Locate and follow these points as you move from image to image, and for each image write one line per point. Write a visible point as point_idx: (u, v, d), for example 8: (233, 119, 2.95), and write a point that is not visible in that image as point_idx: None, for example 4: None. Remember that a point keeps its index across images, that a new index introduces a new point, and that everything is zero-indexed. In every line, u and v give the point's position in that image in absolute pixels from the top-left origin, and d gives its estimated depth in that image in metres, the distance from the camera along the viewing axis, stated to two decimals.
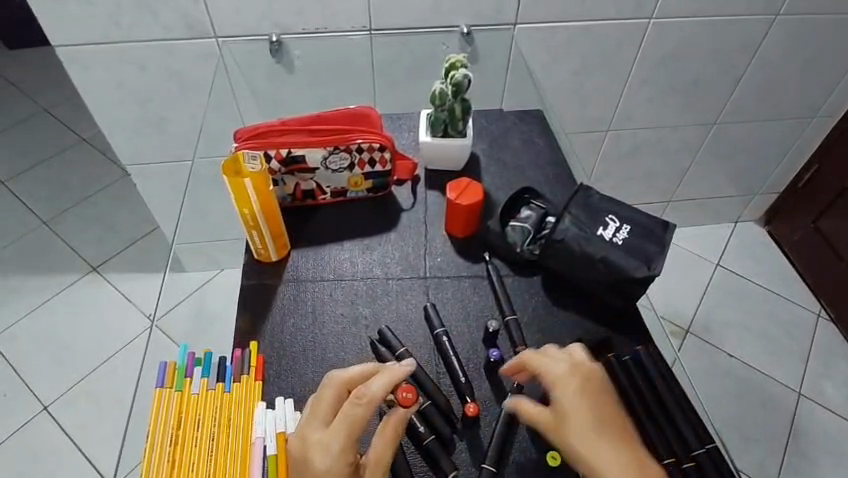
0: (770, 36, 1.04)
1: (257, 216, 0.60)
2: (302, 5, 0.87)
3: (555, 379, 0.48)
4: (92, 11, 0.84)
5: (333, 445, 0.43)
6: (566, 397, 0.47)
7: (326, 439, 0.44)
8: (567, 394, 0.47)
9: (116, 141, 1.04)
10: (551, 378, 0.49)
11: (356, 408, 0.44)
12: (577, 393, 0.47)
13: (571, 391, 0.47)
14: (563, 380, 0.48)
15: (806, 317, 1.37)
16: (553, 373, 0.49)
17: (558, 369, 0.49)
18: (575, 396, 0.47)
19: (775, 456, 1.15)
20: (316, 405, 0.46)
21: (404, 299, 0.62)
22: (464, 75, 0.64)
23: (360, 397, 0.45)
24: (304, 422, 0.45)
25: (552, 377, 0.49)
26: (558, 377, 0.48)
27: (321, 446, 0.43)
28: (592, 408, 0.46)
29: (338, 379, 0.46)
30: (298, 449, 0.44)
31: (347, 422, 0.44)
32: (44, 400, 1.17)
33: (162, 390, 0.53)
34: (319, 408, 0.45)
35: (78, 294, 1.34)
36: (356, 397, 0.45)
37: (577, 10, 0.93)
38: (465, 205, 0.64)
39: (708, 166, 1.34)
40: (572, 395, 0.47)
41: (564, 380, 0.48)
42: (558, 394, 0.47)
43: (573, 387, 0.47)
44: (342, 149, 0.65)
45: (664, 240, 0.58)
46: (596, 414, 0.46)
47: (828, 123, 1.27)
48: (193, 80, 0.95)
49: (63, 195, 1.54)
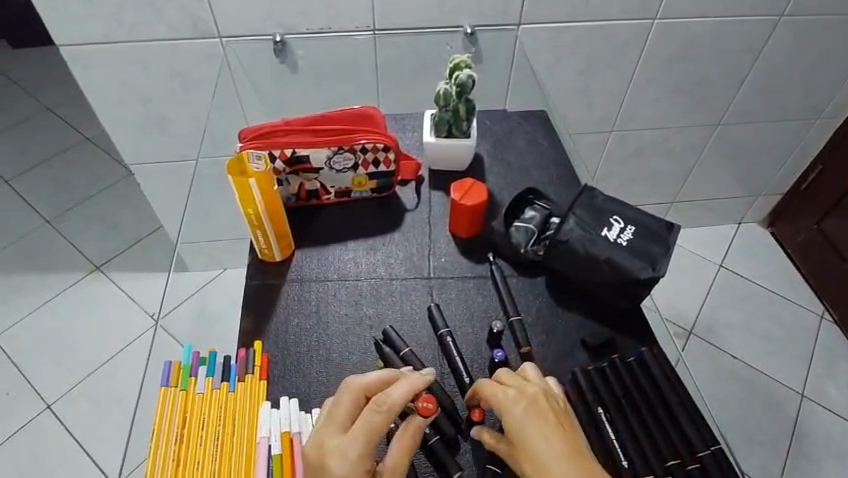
0: (774, 37, 1.04)
1: (261, 216, 0.60)
2: (306, 5, 0.87)
3: (502, 406, 0.46)
4: (96, 10, 0.84)
5: (351, 452, 0.43)
6: (512, 425, 0.45)
7: (344, 446, 0.43)
8: (512, 423, 0.45)
9: (120, 141, 1.04)
10: (498, 407, 0.46)
11: (376, 415, 0.44)
12: (523, 420, 0.44)
13: (517, 418, 0.45)
14: (507, 407, 0.46)
15: (809, 318, 1.37)
16: (500, 401, 0.47)
17: (502, 396, 0.47)
18: (520, 423, 0.44)
19: (778, 457, 1.15)
20: (334, 410, 0.45)
21: (408, 299, 0.62)
22: (468, 76, 0.64)
23: (380, 405, 0.44)
24: (322, 427, 0.45)
25: (499, 405, 0.46)
26: (504, 404, 0.46)
27: (339, 452, 0.43)
28: (538, 432, 0.43)
29: (356, 385, 0.46)
30: (313, 454, 0.44)
31: (366, 429, 0.43)
32: (47, 399, 1.18)
33: (167, 390, 0.53)
34: (337, 414, 0.45)
35: (81, 293, 1.35)
36: (375, 405, 0.44)
37: (581, 10, 0.93)
38: (469, 205, 0.64)
39: (712, 167, 1.34)
40: (517, 421, 0.45)
41: (509, 407, 0.46)
42: (508, 422, 0.45)
43: (518, 413, 0.45)
44: (346, 150, 0.65)
45: (669, 241, 0.58)
46: (543, 437, 0.43)
47: (832, 124, 1.27)
48: (197, 80, 0.95)
49: (66, 194, 1.54)
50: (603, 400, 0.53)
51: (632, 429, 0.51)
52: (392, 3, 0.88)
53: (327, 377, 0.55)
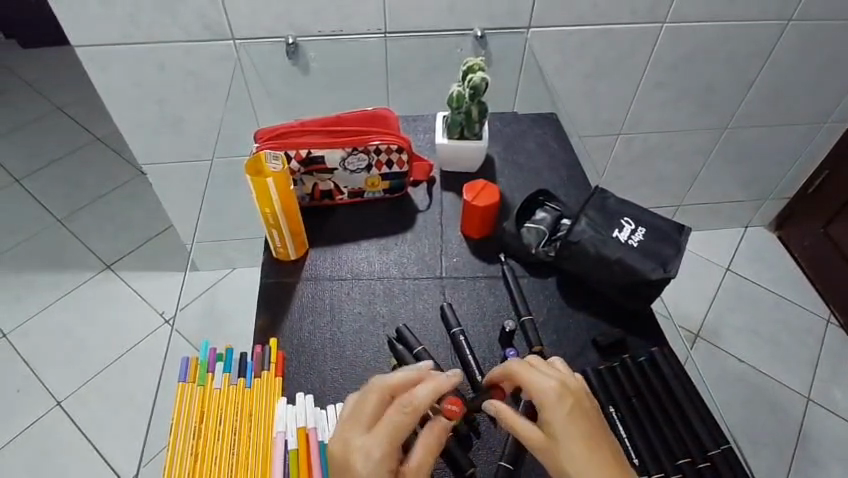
0: (782, 42, 1.05)
1: (278, 216, 0.61)
2: (319, 7, 0.89)
3: (541, 393, 0.45)
4: (113, 11, 0.85)
5: (375, 451, 0.43)
6: (550, 415, 0.44)
7: (367, 445, 0.43)
8: (551, 412, 0.44)
9: (133, 140, 1.06)
10: (537, 394, 0.45)
11: (401, 416, 0.44)
12: (564, 413, 0.43)
13: (556, 410, 0.44)
14: (549, 395, 0.45)
15: (815, 322, 1.37)
16: (540, 389, 0.45)
17: (545, 384, 0.46)
18: (561, 416, 0.43)
19: (784, 460, 1.15)
20: (358, 411, 0.46)
21: (421, 299, 0.62)
22: (482, 78, 0.65)
23: (405, 406, 0.45)
24: (344, 426, 0.45)
25: (539, 392, 0.45)
26: (546, 396, 0.45)
27: (363, 450, 0.43)
28: (578, 430, 0.43)
29: (380, 385, 0.47)
30: (337, 452, 0.44)
31: (391, 429, 0.44)
32: (58, 396, 1.19)
33: (185, 385, 0.54)
34: (361, 415, 0.45)
35: (91, 291, 1.36)
36: (402, 405, 0.45)
37: (590, 13, 0.94)
38: (482, 206, 0.64)
39: (719, 171, 1.35)
40: (558, 414, 0.43)
41: (550, 396, 0.45)
42: (545, 413, 0.44)
43: (560, 405, 0.44)
44: (360, 150, 0.66)
45: (680, 243, 0.59)
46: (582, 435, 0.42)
47: (839, 128, 1.28)
48: (211, 80, 0.96)
49: (78, 193, 1.56)
50: (614, 399, 0.54)
51: (643, 428, 0.52)
52: (404, 6, 0.89)
53: (341, 375, 0.56)
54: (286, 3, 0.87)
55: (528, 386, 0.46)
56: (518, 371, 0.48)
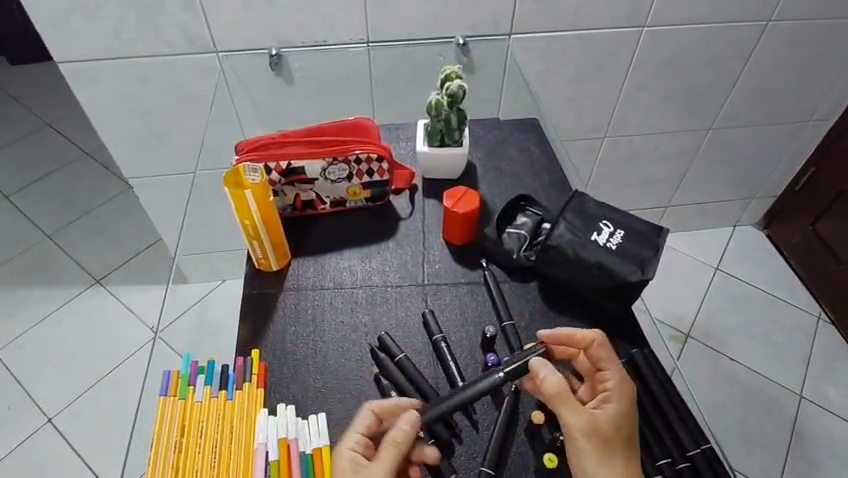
0: (762, 42, 1.06)
1: (257, 227, 0.61)
2: (302, 19, 0.89)
3: (622, 385, 0.50)
4: (96, 25, 0.85)
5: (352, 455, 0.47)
6: (619, 409, 0.48)
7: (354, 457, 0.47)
8: (620, 405, 0.48)
9: (119, 154, 1.06)
10: (615, 382, 0.50)
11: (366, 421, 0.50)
12: (629, 411, 0.49)
13: (627, 404, 0.49)
14: (626, 389, 0.50)
15: (806, 320, 1.38)
16: (616, 376, 0.50)
17: (624, 379, 0.51)
18: (629, 409, 0.49)
19: (778, 459, 1.15)
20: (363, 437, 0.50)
21: (403, 306, 0.63)
22: (459, 86, 0.66)
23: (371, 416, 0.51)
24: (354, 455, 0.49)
25: (616, 383, 0.50)
26: (622, 394, 0.49)
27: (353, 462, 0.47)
28: (631, 431, 0.48)
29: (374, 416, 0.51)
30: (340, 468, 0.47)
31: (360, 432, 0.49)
32: (48, 412, 1.18)
33: (166, 399, 0.54)
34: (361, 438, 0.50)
35: (82, 306, 1.35)
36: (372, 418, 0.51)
37: (570, 19, 0.95)
38: (462, 212, 0.65)
39: (706, 171, 1.35)
40: (625, 409, 0.48)
41: (627, 391, 0.50)
42: (613, 401, 0.49)
43: (628, 403, 0.49)
44: (340, 161, 0.66)
45: (658, 245, 0.59)
46: (630, 437, 0.48)
47: (823, 126, 1.29)
48: (196, 93, 0.97)
49: (67, 208, 1.56)
50: None
51: None
52: (386, 15, 0.90)
53: (326, 386, 0.56)
54: (270, 14, 0.88)
55: (607, 369, 0.51)
56: (608, 349, 0.52)
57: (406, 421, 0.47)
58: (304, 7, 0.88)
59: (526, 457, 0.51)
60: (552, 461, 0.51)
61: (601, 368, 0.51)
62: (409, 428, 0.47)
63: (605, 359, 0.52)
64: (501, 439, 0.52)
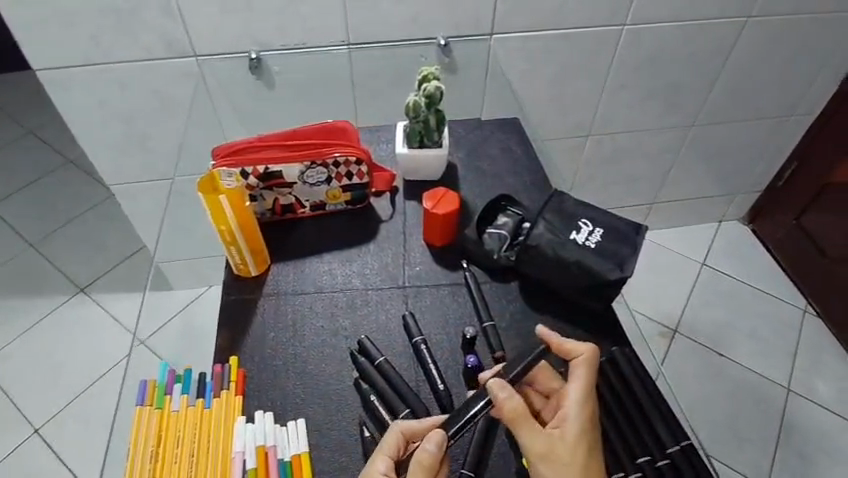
0: (743, 38, 1.06)
1: (234, 232, 0.60)
2: (281, 22, 0.89)
3: (583, 405, 0.48)
4: (73, 32, 0.85)
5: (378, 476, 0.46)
6: (577, 431, 0.47)
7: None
8: (578, 426, 0.47)
9: (100, 161, 1.05)
10: (577, 402, 0.48)
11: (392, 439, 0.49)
12: (588, 432, 0.47)
13: (585, 426, 0.47)
14: (589, 410, 0.48)
15: (793, 313, 1.39)
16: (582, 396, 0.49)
17: (590, 398, 0.49)
18: (586, 432, 0.47)
19: (768, 453, 1.16)
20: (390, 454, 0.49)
21: (383, 309, 0.62)
22: (437, 87, 0.66)
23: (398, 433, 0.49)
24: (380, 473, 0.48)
25: (579, 403, 0.48)
26: (582, 414, 0.48)
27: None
28: (592, 454, 0.47)
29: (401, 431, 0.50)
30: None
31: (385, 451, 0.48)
32: (35, 423, 1.17)
33: (143, 409, 0.54)
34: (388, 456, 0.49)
35: (67, 315, 1.34)
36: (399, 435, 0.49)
37: (551, 18, 0.95)
38: (442, 213, 0.64)
39: (691, 167, 1.36)
40: (582, 432, 0.47)
41: (589, 412, 0.48)
42: (572, 423, 0.48)
43: (589, 424, 0.48)
44: (319, 164, 0.66)
45: (637, 243, 0.59)
46: (588, 459, 0.46)
47: (806, 121, 1.30)
48: (176, 98, 0.96)
49: (50, 216, 1.54)
50: None
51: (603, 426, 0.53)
52: (366, 17, 0.90)
53: (305, 392, 0.55)
54: (249, 17, 0.87)
55: (573, 386, 0.49)
56: (578, 365, 0.50)
57: (433, 443, 0.46)
58: (284, 10, 0.87)
59: (508, 458, 0.51)
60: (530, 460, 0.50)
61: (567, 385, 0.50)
62: (436, 450, 0.46)
63: (573, 376, 0.50)
64: (481, 443, 0.52)
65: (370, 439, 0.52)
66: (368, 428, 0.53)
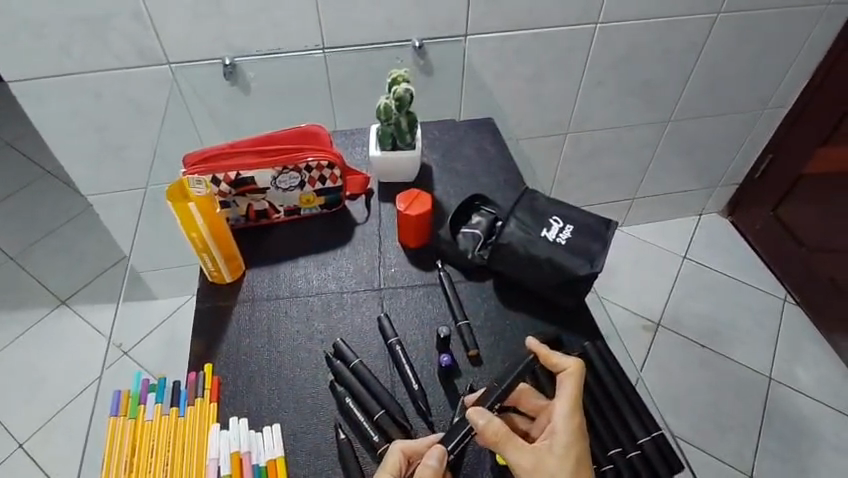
0: (713, 33, 1.08)
1: (205, 239, 0.60)
2: (254, 28, 0.89)
3: (572, 421, 0.48)
4: (43, 42, 0.84)
5: None
6: (564, 447, 0.47)
7: None
8: (565, 441, 0.47)
9: (76, 171, 1.04)
10: (563, 416, 0.48)
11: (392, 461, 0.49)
12: (575, 447, 0.47)
13: (574, 441, 0.47)
14: (576, 423, 0.48)
15: (773, 303, 1.41)
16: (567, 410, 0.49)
17: (577, 411, 0.49)
18: (574, 447, 0.47)
19: (752, 441, 1.17)
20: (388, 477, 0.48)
21: (358, 312, 0.62)
22: (406, 89, 0.66)
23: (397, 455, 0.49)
24: None
25: (565, 417, 0.48)
26: (570, 430, 0.48)
27: None
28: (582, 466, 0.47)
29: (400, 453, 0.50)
30: None
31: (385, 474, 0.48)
32: (19, 438, 1.15)
33: (116, 419, 0.54)
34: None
35: (48, 328, 1.32)
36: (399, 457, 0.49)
37: (524, 18, 0.96)
38: (415, 215, 0.65)
39: (669, 162, 1.38)
40: (569, 446, 0.47)
41: (576, 426, 0.48)
42: (559, 438, 0.47)
43: (577, 439, 0.48)
44: (291, 169, 0.66)
45: (607, 238, 0.60)
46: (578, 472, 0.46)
47: (779, 113, 1.32)
48: (151, 106, 0.95)
49: (30, 229, 1.52)
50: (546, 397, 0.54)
51: None
52: (339, 20, 0.90)
53: (279, 395, 0.55)
54: (222, 23, 0.87)
55: (558, 400, 0.50)
56: (567, 381, 0.50)
57: (434, 457, 0.47)
58: (257, 15, 0.87)
59: (483, 454, 0.52)
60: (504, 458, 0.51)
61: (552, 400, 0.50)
62: (437, 465, 0.47)
63: (561, 391, 0.50)
64: None
65: (345, 441, 0.52)
66: (343, 430, 0.53)
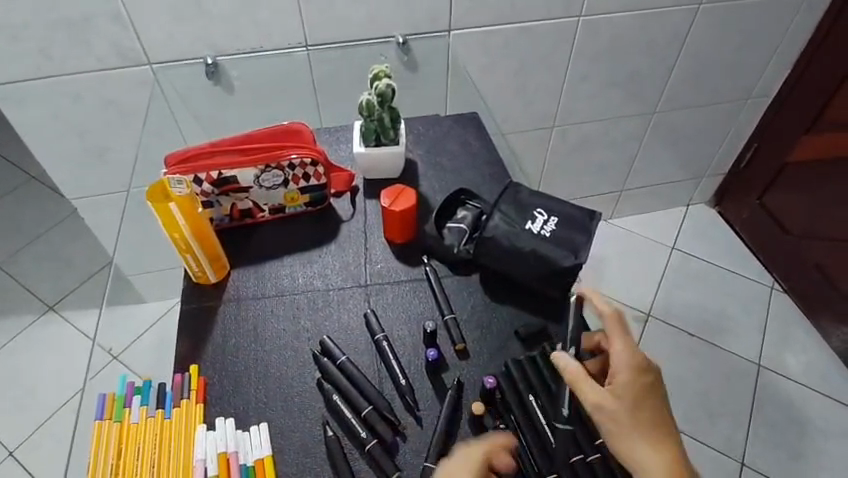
0: (695, 24, 1.08)
1: (188, 239, 0.60)
2: (235, 27, 0.88)
3: (630, 356, 0.49)
4: (21, 46, 0.83)
5: None
6: (630, 382, 0.48)
7: None
8: (630, 375, 0.48)
9: (60, 175, 1.03)
10: (621, 350, 0.50)
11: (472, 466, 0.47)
12: (640, 380, 0.48)
13: (638, 376, 0.48)
14: (637, 356, 0.49)
15: (761, 291, 1.42)
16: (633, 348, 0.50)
17: (634, 347, 0.50)
18: (640, 380, 0.48)
19: (742, 427, 1.19)
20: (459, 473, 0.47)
21: (345, 308, 0.62)
22: (388, 85, 0.66)
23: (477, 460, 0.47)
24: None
25: (624, 354, 0.50)
26: (629, 364, 0.49)
27: None
28: (651, 404, 0.48)
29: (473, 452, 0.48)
30: None
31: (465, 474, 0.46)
32: (9, 446, 1.15)
33: (101, 422, 0.53)
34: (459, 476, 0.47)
35: (36, 335, 1.31)
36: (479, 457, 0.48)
37: (507, 12, 0.96)
38: (399, 211, 0.65)
39: (655, 153, 1.38)
40: (635, 379, 0.48)
41: (638, 359, 0.49)
42: (624, 374, 0.48)
43: (640, 371, 0.49)
44: (274, 167, 0.66)
45: (590, 229, 0.60)
46: (649, 410, 0.48)
47: (763, 103, 1.33)
48: (133, 108, 0.94)
49: (14, 236, 1.50)
50: (534, 388, 0.54)
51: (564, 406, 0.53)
52: (321, 17, 0.90)
53: (267, 394, 0.55)
54: (202, 23, 0.86)
55: (619, 337, 0.51)
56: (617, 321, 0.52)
57: None
58: (237, 14, 0.86)
59: None
60: None
61: (610, 334, 0.51)
62: None
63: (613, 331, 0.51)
64: (446, 433, 0.52)
65: (333, 438, 0.52)
66: (331, 428, 0.53)
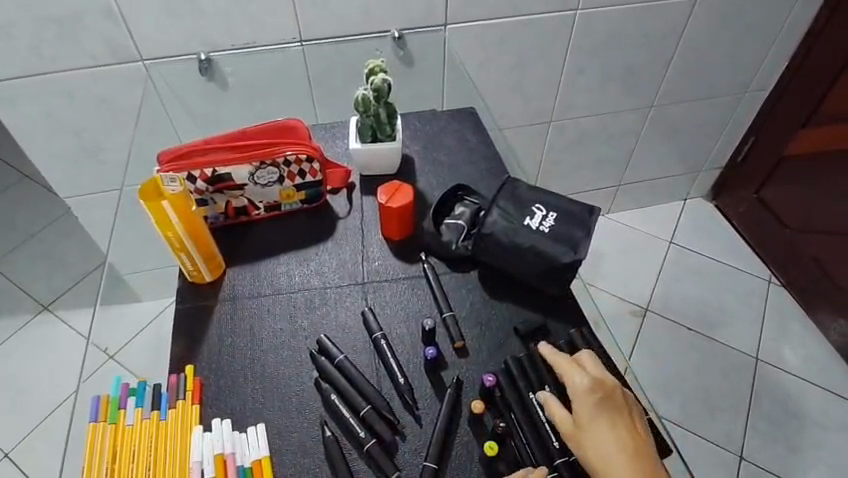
0: (692, 18, 1.08)
1: (182, 238, 0.59)
2: (228, 22, 0.87)
3: (587, 382, 0.50)
4: (11, 43, 0.81)
5: None
6: (589, 406, 0.48)
7: None
8: (587, 399, 0.49)
9: (53, 174, 1.01)
10: (576, 379, 0.50)
11: None
12: (598, 401, 0.48)
13: (595, 398, 0.49)
14: (591, 381, 0.50)
15: (759, 285, 1.42)
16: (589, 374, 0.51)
17: (590, 373, 0.50)
18: (597, 402, 0.48)
19: (740, 421, 1.19)
20: None
21: (342, 306, 0.62)
22: (384, 80, 0.65)
23: None
24: None
25: (580, 380, 0.50)
26: (584, 388, 0.49)
27: None
28: (612, 424, 0.48)
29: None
30: None
31: None
32: (5, 447, 1.14)
33: (96, 425, 0.52)
34: None
35: (31, 335, 1.30)
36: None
37: (504, 6, 0.95)
38: (396, 207, 0.64)
39: (653, 148, 1.38)
40: (592, 401, 0.49)
41: (592, 383, 0.49)
42: (581, 399, 0.49)
43: (597, 393, 0.49)
44: (269, 164, 0.65)
45: (589, 224, 0.60)
46: (611, 430, 0.47)
47: (760, 96, 1.33)
48: (126, 105, 0.93)
49: (8, 236, 1.49)
50: (532, 384, 0.54)
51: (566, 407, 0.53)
52: (316, 12, 0.88)
53: (264, 395, 0.55)
54: (195, 19, 0.85)
55: (574, 368, 0.51)
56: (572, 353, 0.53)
57: None
58: (231, 9, 0.85)
59: (471, 444, 0.52)
60: (492, 449, 0.51)
61: (565, 367, 0.51)
62: None
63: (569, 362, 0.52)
64: (445, 431, 0.52)
65: (332, 438, 0.51)
66: (330, 427, 0.52)
